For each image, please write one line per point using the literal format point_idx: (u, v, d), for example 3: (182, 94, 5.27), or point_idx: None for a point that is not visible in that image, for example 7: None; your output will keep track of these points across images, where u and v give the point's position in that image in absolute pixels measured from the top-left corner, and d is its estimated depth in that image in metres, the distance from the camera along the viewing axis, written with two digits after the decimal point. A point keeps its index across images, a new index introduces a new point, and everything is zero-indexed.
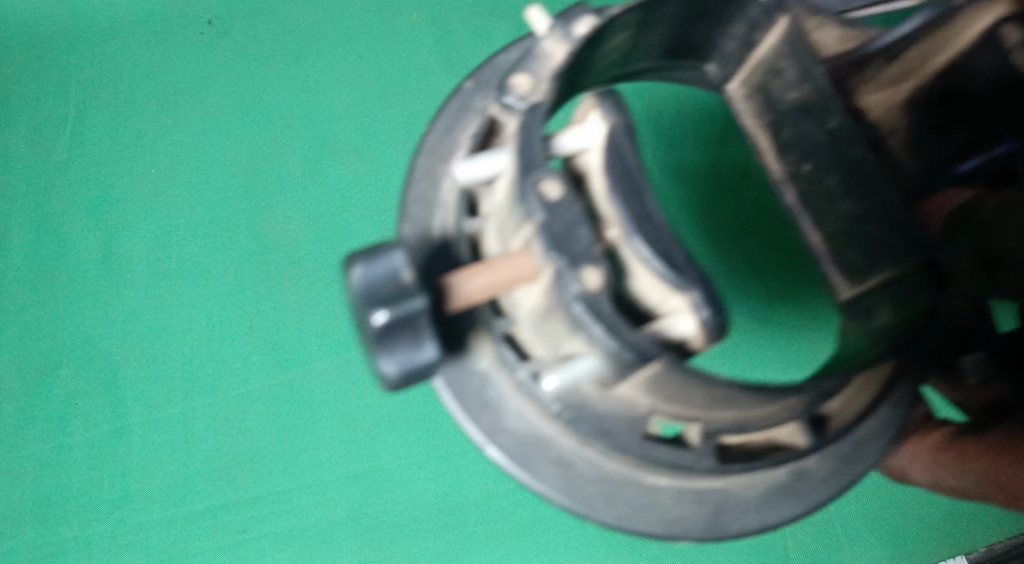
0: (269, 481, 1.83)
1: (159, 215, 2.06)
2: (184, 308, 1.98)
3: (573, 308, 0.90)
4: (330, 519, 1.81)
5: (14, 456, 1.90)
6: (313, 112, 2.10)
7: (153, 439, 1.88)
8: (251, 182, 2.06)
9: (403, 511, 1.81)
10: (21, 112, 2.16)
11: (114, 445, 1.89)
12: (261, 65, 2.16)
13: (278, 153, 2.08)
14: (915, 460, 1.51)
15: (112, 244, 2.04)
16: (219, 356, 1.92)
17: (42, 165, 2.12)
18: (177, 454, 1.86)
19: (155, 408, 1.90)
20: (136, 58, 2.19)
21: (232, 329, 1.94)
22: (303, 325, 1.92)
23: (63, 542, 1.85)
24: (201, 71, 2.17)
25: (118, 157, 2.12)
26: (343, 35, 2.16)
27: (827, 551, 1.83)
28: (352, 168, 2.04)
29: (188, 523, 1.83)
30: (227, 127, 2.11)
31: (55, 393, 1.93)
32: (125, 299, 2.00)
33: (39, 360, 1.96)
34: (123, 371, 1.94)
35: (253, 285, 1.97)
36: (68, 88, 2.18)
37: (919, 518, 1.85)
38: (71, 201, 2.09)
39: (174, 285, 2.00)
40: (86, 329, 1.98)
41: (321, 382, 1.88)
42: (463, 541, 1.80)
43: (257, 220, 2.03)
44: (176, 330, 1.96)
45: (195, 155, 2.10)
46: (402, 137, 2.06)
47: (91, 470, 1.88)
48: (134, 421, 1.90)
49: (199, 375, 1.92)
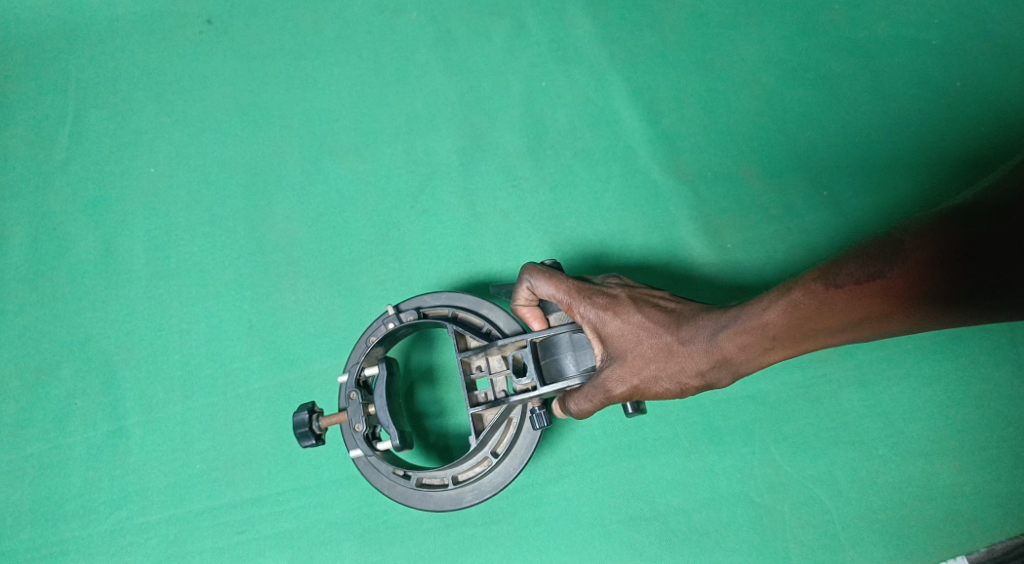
0: (268, 482, 1.88)
1: (150, 222, 2.11)
2: (170, 321, 2.02)
3: (363, 450, 1.62)
4: (306, 518, 1.85)
5: (12, 457, 1.94)
6: (312, 112, 2.17)
7: (130, 489, 1.90)
8: (250, 182, 2.12)
9: (383, 509, 1.84)
10: (26, 113, 2.21)
11: (91, 473, 1.92)
12: (261, 66, 2.22)
13: (277, 153, 2.14)
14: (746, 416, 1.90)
15: (98, 236, 2.10)
16: (207, 395, 1.95)
17: (42, 166, 2.17)
18: (149, 453, 1.92)
19: (129, 464, 1.92)
20: (134, 57, 2.26)
21: (215, 315, 2.01)
22: (303, 315, 1.99)
23: (62, 544, 1.88)
24: (198, 71, 2.23)
25: (118, 157, 2.18)
26: (342, 35, 2.24)
27: (827, 551, 1.82)
28: (352, 167, 2.11)
29: (188, 524, 1.87)
30: (225, 122, 2.18)
31: (52, 394, 1.97)
32: (111, 337, 2.01)
33: (38, 361, 2.00)
34: (113, 383, 1.98)
35: (252, 285, 2.03)
36: (66, 87, 2.24)
37: (922, 515, 1.84)
38: (66, 201, 2.14)
39: (161, 286, 2.05)
40: (69, 355, 2.01)
41: (322, 382, 1.93)
42: (463, 546, 1.81)
43: (250, 211, 2.09)
44: (161, 358, 1.99)
45: (195, 155, 2.16)
46: (401, 136, 2.14)
47: (90, 471, 1.92)
48: (113, 475, 1.91)
49: (174, 435, 1.93)
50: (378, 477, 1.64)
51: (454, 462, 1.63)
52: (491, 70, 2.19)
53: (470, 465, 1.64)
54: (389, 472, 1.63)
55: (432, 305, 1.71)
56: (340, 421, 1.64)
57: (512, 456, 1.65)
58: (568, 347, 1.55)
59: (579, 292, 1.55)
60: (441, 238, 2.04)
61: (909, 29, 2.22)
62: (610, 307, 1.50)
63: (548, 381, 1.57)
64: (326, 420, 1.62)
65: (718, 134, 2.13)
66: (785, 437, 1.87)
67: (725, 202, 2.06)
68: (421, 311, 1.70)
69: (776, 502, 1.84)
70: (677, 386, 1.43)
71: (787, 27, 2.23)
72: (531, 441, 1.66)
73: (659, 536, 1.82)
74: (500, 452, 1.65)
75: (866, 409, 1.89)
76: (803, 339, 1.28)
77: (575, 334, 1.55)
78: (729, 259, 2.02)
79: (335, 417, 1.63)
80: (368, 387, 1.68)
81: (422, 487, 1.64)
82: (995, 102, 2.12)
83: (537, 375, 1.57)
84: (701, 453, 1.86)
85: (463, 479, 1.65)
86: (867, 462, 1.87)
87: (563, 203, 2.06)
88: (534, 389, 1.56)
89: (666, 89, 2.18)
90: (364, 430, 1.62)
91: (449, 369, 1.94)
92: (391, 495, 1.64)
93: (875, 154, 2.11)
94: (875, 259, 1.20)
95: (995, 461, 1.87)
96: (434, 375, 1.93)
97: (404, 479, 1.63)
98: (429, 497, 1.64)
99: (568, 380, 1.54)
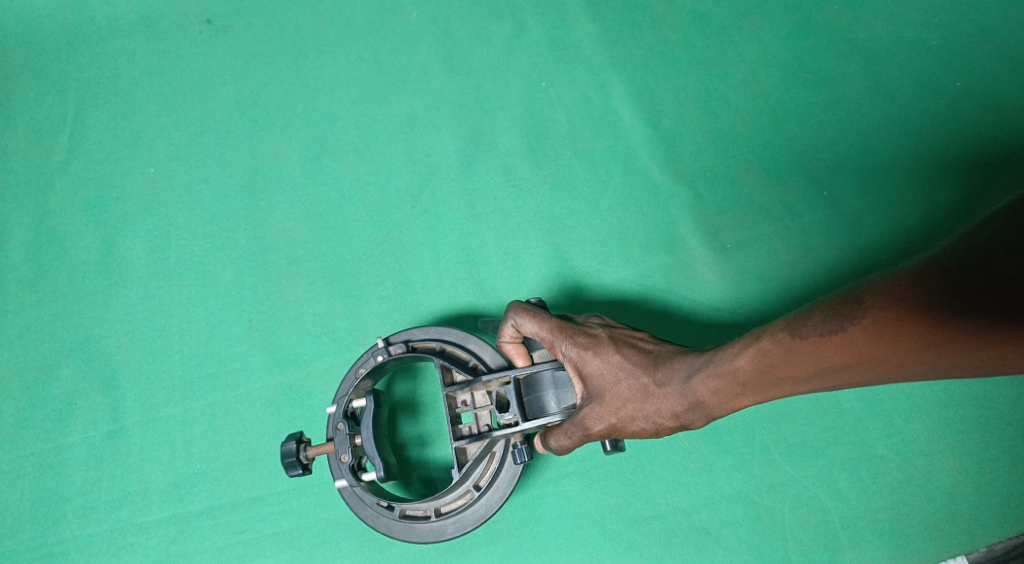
0: (268, 482, 1.88)
1: (150, 222, 2.11)
2: (169, 321, 2.02)
3: (346, 481, 1.63)
4: (306, 518, 1.85)
5: (11, 458, 1.94)
6: (312, 111, 2.17)
7: (129, 489, 1.90)
8: (251, 182, 2.12)
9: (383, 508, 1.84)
10: (27, 113, 2.21)
11: (91, 472, 1.92)
12: (261, 66, 2.23)
13: (277, 153, 2.14)
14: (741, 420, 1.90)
15: (97, 235, 2.10)
16: (207, 395, 1.95)
17: (42, 165, 2.17)
18: (149, 453, 1.92)
19: (129, 464, 1.92)
20: (135, 57, 2.26)
21: (215, 315, 2.01)
22: (303, 314, 1.99)
23: (62, 544, 1.88)
24: (198, 70, 2.23)
25: (117, 157, 2.18)
26: (342, 35, 2.24)
27: (827, 551, 1.82)
28: (352, 167, 2.11)
29: (188, 524, 1.87)
30: (224, 122, 2.18)
31: (52, 394, 1.97)
32: (111, 337, 2.02)
33: (39, 360, 2.00)
34: (113, 383, 1.98)
35: (252, 285, 2.03)
36: (66, 87, 2.24)
37: (923, 516, 1.84)
38: (66, 201, 2.14)
39: (161, 286, 2.05)
40: (69, 355, 2.01)
41: (322, 382, 1.94)
42: (463, 546, 1.81)
43: (250, 210, 2.09)
44: (162, 358, 1.99)
45: (195, 154, 2.16)
46: (401, 137, 2.14)
47: (90, 471, 1.92)
48: (112, 475, 1.91)
49: (174, 435, 1.93)
50: (362, 506, 1.65)
51: (439, 495, 1.63)
52: (491, 70, 2.19)
53: (451, 497, 1.65)
54: (372, 503, 1.64)
55: (421, 338, 1.73)
56: (327, 450, 1.65)
57: (494, 488, 1.66)
58: (551, 385, 1.59)
59: (561, 331, 1.57)
60: (441, 237, 2.04)
61: (910, 28, 2.23)
62: (590, 346, 1.53)
63: (530, 417, 1.60)
64: (315, 449, 1.63)
65: (719, 133, 2.13)
66: (785, 438, 1.87)
67: (726, 202, 2.06)
68: (411, 344, 1.72)
69: (777, 502, 1.84)
70: (652, 427, 1.46)
71: (788, 27, 2.24)
72: (512, 474, 1.67)
73: (659, 536, 1.82)
74: (483, 485, 1.66)
75: (865, 408, 1.90)
76: (773, 386, 1.31)
77: (557, 373, 1.59)
78: (729, 259, 2.02)
79: (323, 446, 1.64)
80: (354, 419, 1.70)
81: (405, 519, 1.64)
82: (996, 101, 2.13)
83: (519, 410, 1.61)
84: (702, 453, 1.86)
85: (446, 510, 1.65)
86: (867, 461, 1.87)
87: (563, 202, 2.06)
88: (516, 424, 1.60)
89: (667, 89, 2.18)
90: (351, 460, 1.64)
91: (432, 399, 1.94)
92: (375, 526, 1.64)
93: (875, 153, 2.11)
94: (845, 309, 1.22)
95: (996, 461, 1.87)
96: (417, 405, 1.93)
97: (389, 510, 1.64)
98: (412, 528, 1.65)
99: (549, 416, 1.58)
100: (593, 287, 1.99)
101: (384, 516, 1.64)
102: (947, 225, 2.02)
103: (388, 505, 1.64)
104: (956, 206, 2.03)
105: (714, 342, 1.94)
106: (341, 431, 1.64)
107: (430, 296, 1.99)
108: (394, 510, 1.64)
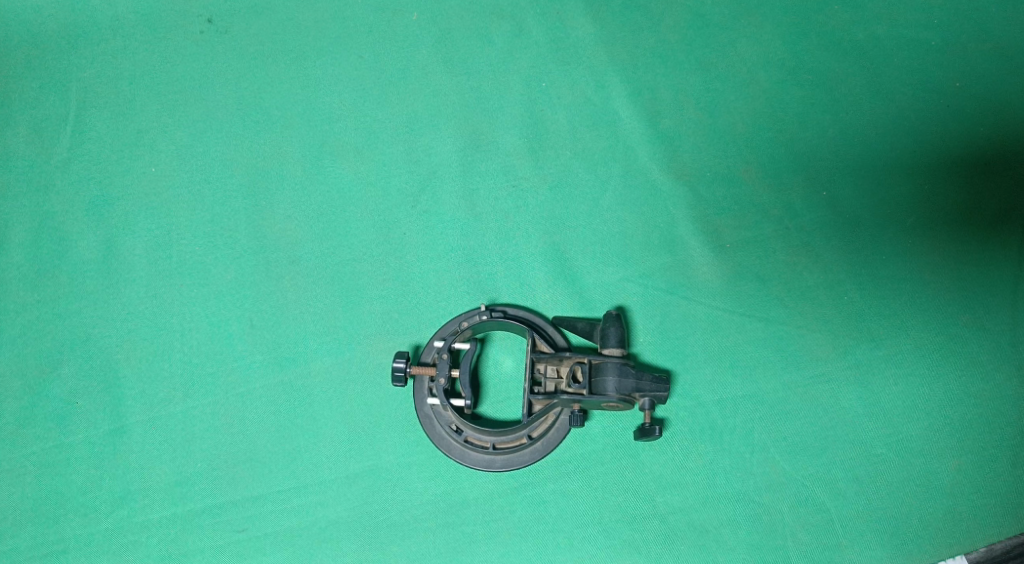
0: (268, 481, 1.88)
1: (151, 222, 2.11)
2: (170, 320, 2.03)
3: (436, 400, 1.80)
4: (302, 519, 1.85)
5: (11, 457, 1.94)
6: (313, 110, 2.19)
7: (129, 488, 1.90)
8: (251, 182, 2.13)
9: (382, 507, 1.84)
10: (27, 113, 2.22)
11: (90, 471, 1.92)
12: (262, 65, 2.24)
13: (278, 152, 2.15)
14: (750, 414, 1.89)
15: (98, 233, 2.11)
16: (208, 393, 1.95)
17: (43, 165, 2.17)
18: (150, 452, 1.92)
19: (129, 463, 1.92)
20: (136, 58, 2.27)
21: (215, 314, 2.02)
22: (303, 314, 2.00)
23: (62, 543, 1.87)
24: (198, 71, 2.25)
25: (119, 157, 2.18)
26: (343, 35, 2.26)
27: (827, 551, 1.81)
28: (352, 167, 2.12)
29: (187, 523, 1.87)
30: (224, 121, 2.19)
31: (52, 394, 1.98)
32: (111, 335, 2.02)
33: (39, 360, 2.01)
34: (115, 381, 1.98)
35: (252, 285, 2.04)
36: (67, 88, 2.25)
37: (923, 516, 1.84)
38: (66, 201, 2.14)
39: (162, 285, 2.06)
40: (70, 355, 2.01)
41: (321, 382, 1.94)
42: (463, 545, 1.81)
43: (250, 209, 2.10)
44: (163, 357, 1.99)
45: (195, 154, 2.17)
46: (402, 136, 2.15)
47: (90, 470, 1.92)
48: (112, 475, 1.91)
49: (174, 433, 1.93)
50: (435, 428, 1.85)
51: (504, 434, 1.78)
52: (492, 70, 2.21)
53: (510, 438, 1.80)
54: (448, 426, 1.83)
55: (516, 311, 1.93)
56: (428, 371, 1.82)
57: (545, 440, 1.82)
58: (614, 372, 1.72)
59: None
60: (440, 235, 2.05)
61: (909, 30, 2.25)
62: None
63: (592, 393, 1.73)
64: (416, 369, 1.82)
65: (718, 133, 2.14)
66: (784, 437, 1.88)
67: (724, 200, 2.07)
68: (508, 314, 1.91)
69: (775, 500, 1.84)
70: None
71: (788, 27, 2.25)
72: (562, 432, 1.84)
73: (658, 536, 1.81)
74: (535, 436, 1.82)
75: (865, 410, 1.91)
76: None
77: (623, 364, 1.72)
78: (729, 258, 2.01)
79: (424, 368, 1.83)
80: (454, 356, 1.87)
81: (466, 444, 1.81)
82: (995, 103, 2.15)
83: (586, 384, 1.74)
84: (701, 451, 1.86)
85: (501, 448, 1.81)
86: (866, 459, 1.88)
87: (563, 202, 2.07)
88: (581, 395, 1.73)
89: (666, 88, 2.19)
90: (444, 384, 1.80)
91: (512, 353, 1.93)
92: (439, 444, 1.83)
93: (874, 153, 2.12)
94: None
95: (995, 461, 1.88)
96: (493, 360, 1.93)
97: (458, 435, 1.81)
98: (469, 455, 1.82)
99: (608, 397, 1.71)
100: (593, 286, 1.99)
101: (456, 440, 1.81)
102: (944, 225, 2.04)
103: (460, 432, 1.81)
104: (955, 206, 2.05)
105: (713, 341, 1.94)
106: (443, 359, 1.82)
107: (430, 295, 1.99)
108: (465, 436, 1.81)
